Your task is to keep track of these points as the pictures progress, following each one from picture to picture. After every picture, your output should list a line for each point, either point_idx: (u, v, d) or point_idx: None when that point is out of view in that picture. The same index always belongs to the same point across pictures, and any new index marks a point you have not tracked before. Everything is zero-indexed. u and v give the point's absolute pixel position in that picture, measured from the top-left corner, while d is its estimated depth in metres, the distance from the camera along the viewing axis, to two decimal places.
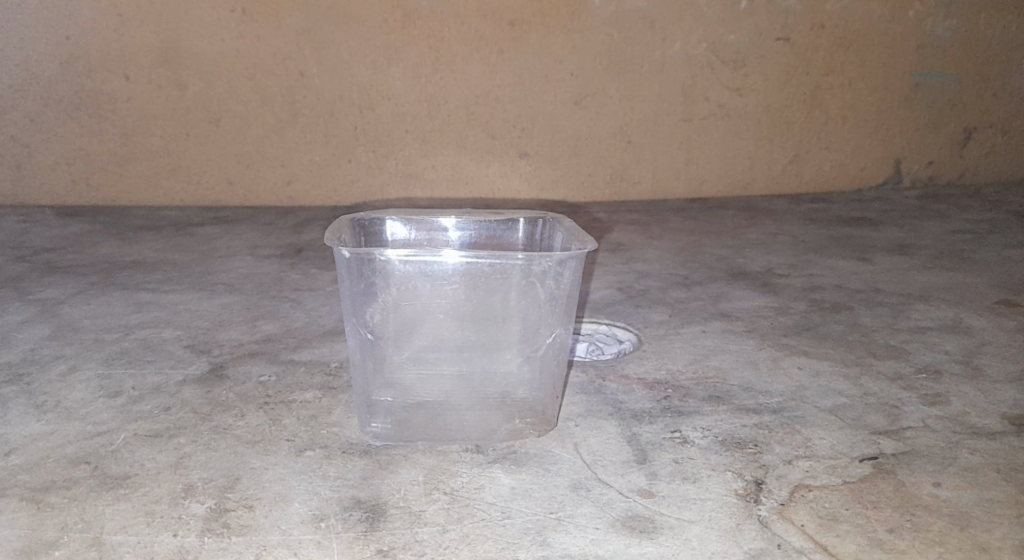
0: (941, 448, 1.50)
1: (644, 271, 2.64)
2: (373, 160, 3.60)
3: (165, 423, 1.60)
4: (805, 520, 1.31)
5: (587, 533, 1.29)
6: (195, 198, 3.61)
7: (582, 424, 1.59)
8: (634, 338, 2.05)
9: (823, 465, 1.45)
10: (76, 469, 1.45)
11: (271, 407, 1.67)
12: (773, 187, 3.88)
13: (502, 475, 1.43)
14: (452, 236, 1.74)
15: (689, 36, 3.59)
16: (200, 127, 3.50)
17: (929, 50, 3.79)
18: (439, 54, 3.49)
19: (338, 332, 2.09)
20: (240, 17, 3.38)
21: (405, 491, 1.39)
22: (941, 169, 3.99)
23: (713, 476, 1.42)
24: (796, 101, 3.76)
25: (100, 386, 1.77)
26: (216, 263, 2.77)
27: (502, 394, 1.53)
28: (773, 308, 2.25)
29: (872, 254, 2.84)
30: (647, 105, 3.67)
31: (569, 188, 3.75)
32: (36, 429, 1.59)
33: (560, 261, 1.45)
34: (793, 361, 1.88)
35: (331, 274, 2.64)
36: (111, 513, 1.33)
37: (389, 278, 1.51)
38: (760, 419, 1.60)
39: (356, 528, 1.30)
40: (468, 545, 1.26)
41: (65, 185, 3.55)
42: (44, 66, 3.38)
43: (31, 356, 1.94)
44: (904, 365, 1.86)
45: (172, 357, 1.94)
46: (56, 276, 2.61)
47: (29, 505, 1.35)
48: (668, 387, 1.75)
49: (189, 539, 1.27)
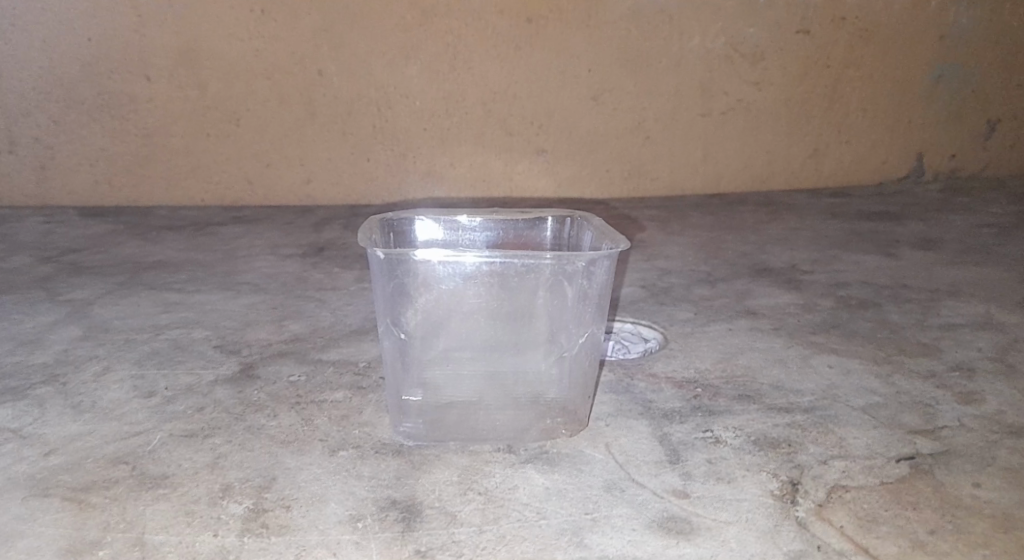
0: (979, 447, 1.49)
1: (667, 268, 2.64)
2: (393, 158, 3.61)
3: (199, 424, 1.62)
4: (844, 521, 1.30)
5: (624, 534, 1.29)
6: (216, 198, 3.64)
7: (613, 423, 1.60)
8: (660, 335, 2.04)
9: (859, 465, 1.44)
10: (116, 469, 1.46)
11: (302, 407, 1.68)
12: (793, 182, 3.86)
13: (535, 475, 1.44)
14: (479, 234, 1.73)
15: (708, 30, 3.57)
16: (220, 127, 3.52)
17: (953, 42, 3.76)
18: (458, 51, 3.49)
19: (365, 332, 2.10)
20: (259, 17, 3.39)
21: (440, 491, 1.39)
22: (963, 162, 3.96)
23: (748, 476, 1.42)
24: (816, 95, 3.74)
25: (134, 386, 1.79)
26: (240, 263, 2.78)
27: (533, 395, 1.54)
28: (799, 305, 2.24)
29: (897, 249, 2.83)
30: (665, 101, 3.66)
31: (588, 185, 3.75)
32: (73, 430, 1.60)
33: (592, 261, 1.43)
34: (823, 359, 1.87)
35: (353, 273, 2.66)
36: (151, 513, 1.35)
37: (422, 278, 1.49)
38: (793, 418, 1.60)
39: (393, 528, 1.31)
40: (505, 545, 1.27)
41: (89, 186, 3.58)
42: (67, 67, 3.41)
43: (64, 357, 1.95)
44: (936, 363, 1.84)
45: (202, 357, 1.95)
46: (83, 276, 2.64)
47: (72, 504, 1.37)
48: (697, 386, 1.75)
49: (229, 539, 1.29)
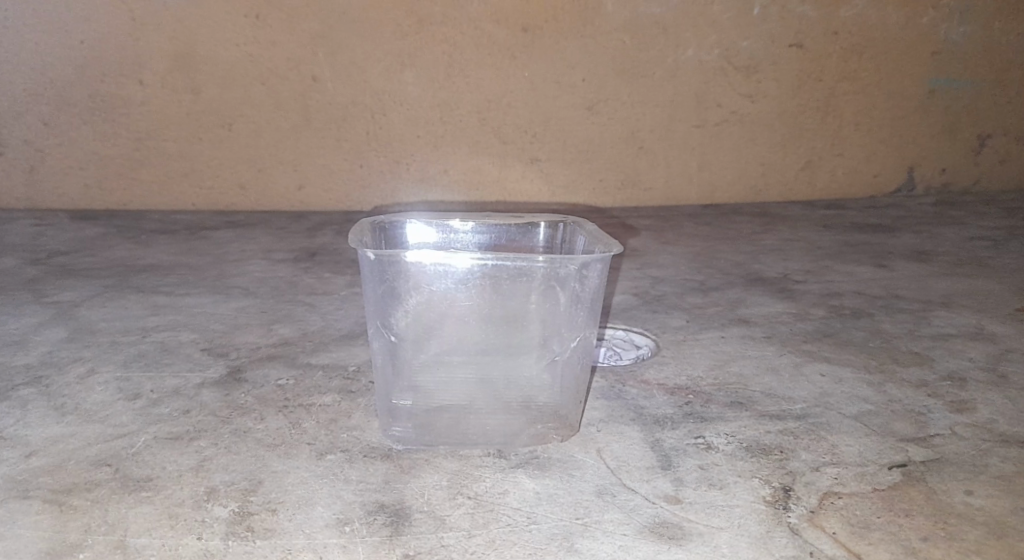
0: (971, 455, 1.49)
1: (659, 276, 2.63)
2: (385, 165, 3.60)
3: (186, 426, 1.60)
4: (836, 528, 1.29)
5: (615, 539, 1.28)
6: (208, 202, 3.62)
7: (604, 429, 1.58)
8: (651, 343, 2.03)
9: (851, 473, 1.43)
10: (98, 471, 1.44)
11: (291, 410, 1.67)
12: (785, 193, 3.87)
13: (525, 479, 1.42)
14: (473, 237, 1.72)
15: (702, 41, 3.58)
16: (213, 132, 3.51)
17: (945, 56, 3.78)
18: (452, 59, 3.49)
19: (355, 337, 2.08)
20: (254, 22, 3.38)
21: (429, 495, 1.38)
22: (954, 176, 3.97)
23: (740, 483, 1.41)
24: (809, 107, 3.75)
25: (119, 388, 1.77)
26: (231, 267, 2.76)
27: (525, 399, 1.52)
28: (792, 314, 2.24)
29: (889, 260, 2.83)
30: (659, 110, 3.66)
31: (581, 193, 3.74)
32: (56, 431, 1.58)
33: (584, 265, 1.43)
34: (816, 367, 1.86)
35: (345, 278, 2.64)
36: (133, 515, 1.33)
37: (413, 280, 1.48)
38: (785, 425, 1.59)
39: (381, 532, 1.29)
40: (495, 550, 1.25)
41: (79, 190, 3.56)
42: (59, 70, 3.39)
43: (48, 359, 1.93)
44: (927, 372, 1.84)
45: (190, 360, 1.93)
46: (71, 279, 2.61)
47: (53, 506, 1.35)
48: (689, 392, 1.74)
49: (213, 542, 1.27)
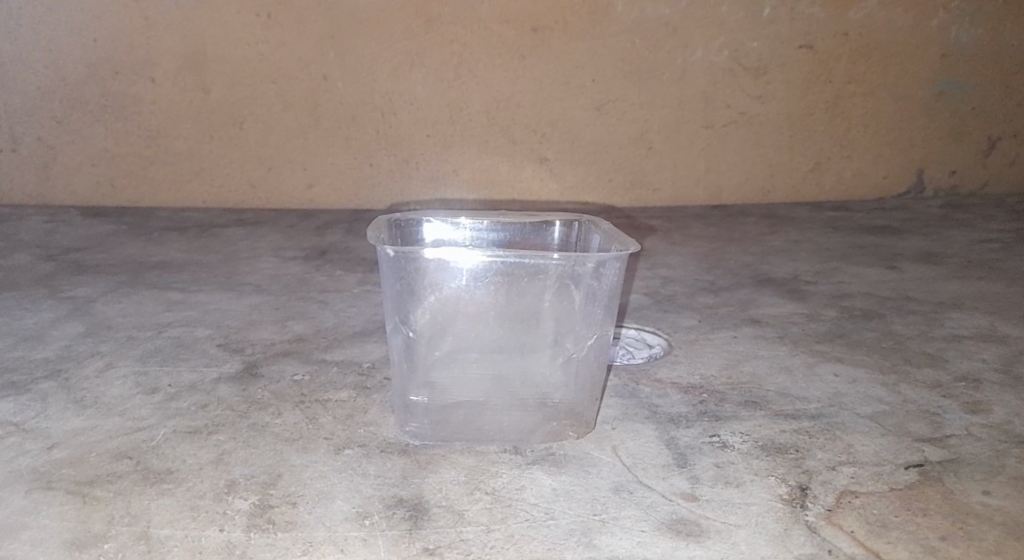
0: (987, 456, 1.49)
1: (670, 277, 2.64)
2: (395, 164, 3.61)
3: (204, 420, 1.61)
4: (854, 526, 1.30)
5: (634, 535, 1.29)
6: (218, 200, 3.63)
7: (619, 427, 1.59)
8: (664, 342, 2.04)
9: (867, 472, 1.44)
10: (119, 464, 1.46)
11: (308, 405, 1.68)
12: (794, 195, 3.87)
13: (543, 476, 1.43)
14: (487, 235, 1.73)
15: (711, 42, 3.59)
16: (224, 130, 3.52)
17: (954, 59, 3.78)
18: (462, 58, 3.50)
19: (369, 334, 2.09)
20: (264, 21, 3.40)
21: (447, 491, 1.39)
22: (963, 178, 3.98)
23: (757, 481, 1.42)
24: (818, 109, 3.75)
25: (137, 382, 1.78)
26: (242, 264, 2.78)
27: (541, 397, 1.53)
28: (803, 314, 2.25)
29: (898, 262, 2.83)
30: (667, 112, 3.67)
31: (590, 193, 3.75)
32: (76, 424, 1.60)
33: (601, 263, 1.44)
34: (829, 367, 1.87)
35: (356, 276, 2.65)
36: (156, 507, 1.34)
37: (431, 278, 1.50)
38: (800, 425, 1.60)
39: (400, 526, 1.30)
40: (514, 544, 1.26)
41: (91, 187, 3.58)
42: (71, 67, 3.41)
43: (66, 353, 1.95)
44: (941, 373, 1.85)
45: (206, 355, 1.94)
46: (85, 275, 2.63)
47: (76, 497, 1.36)
48: (703, 391, 1.75)
49: (235, 534, 1.28)
